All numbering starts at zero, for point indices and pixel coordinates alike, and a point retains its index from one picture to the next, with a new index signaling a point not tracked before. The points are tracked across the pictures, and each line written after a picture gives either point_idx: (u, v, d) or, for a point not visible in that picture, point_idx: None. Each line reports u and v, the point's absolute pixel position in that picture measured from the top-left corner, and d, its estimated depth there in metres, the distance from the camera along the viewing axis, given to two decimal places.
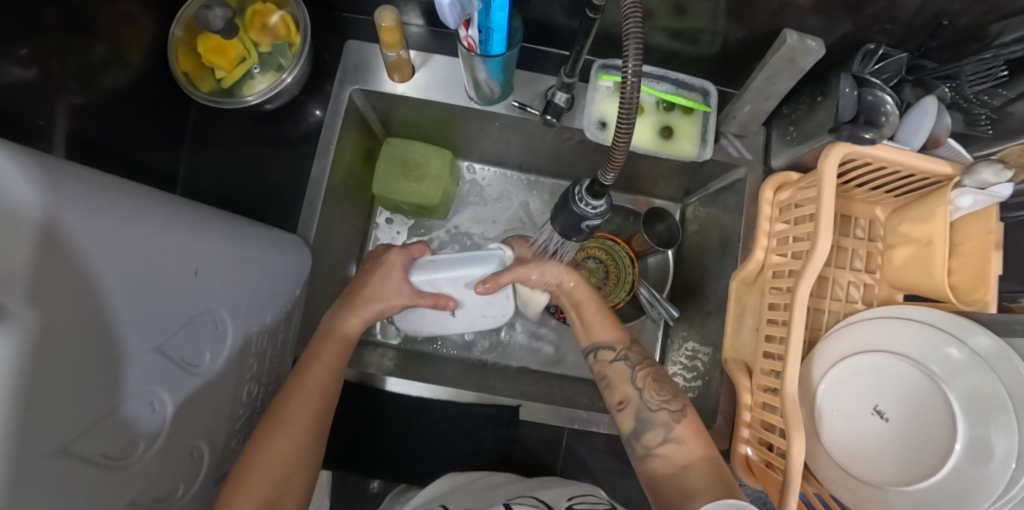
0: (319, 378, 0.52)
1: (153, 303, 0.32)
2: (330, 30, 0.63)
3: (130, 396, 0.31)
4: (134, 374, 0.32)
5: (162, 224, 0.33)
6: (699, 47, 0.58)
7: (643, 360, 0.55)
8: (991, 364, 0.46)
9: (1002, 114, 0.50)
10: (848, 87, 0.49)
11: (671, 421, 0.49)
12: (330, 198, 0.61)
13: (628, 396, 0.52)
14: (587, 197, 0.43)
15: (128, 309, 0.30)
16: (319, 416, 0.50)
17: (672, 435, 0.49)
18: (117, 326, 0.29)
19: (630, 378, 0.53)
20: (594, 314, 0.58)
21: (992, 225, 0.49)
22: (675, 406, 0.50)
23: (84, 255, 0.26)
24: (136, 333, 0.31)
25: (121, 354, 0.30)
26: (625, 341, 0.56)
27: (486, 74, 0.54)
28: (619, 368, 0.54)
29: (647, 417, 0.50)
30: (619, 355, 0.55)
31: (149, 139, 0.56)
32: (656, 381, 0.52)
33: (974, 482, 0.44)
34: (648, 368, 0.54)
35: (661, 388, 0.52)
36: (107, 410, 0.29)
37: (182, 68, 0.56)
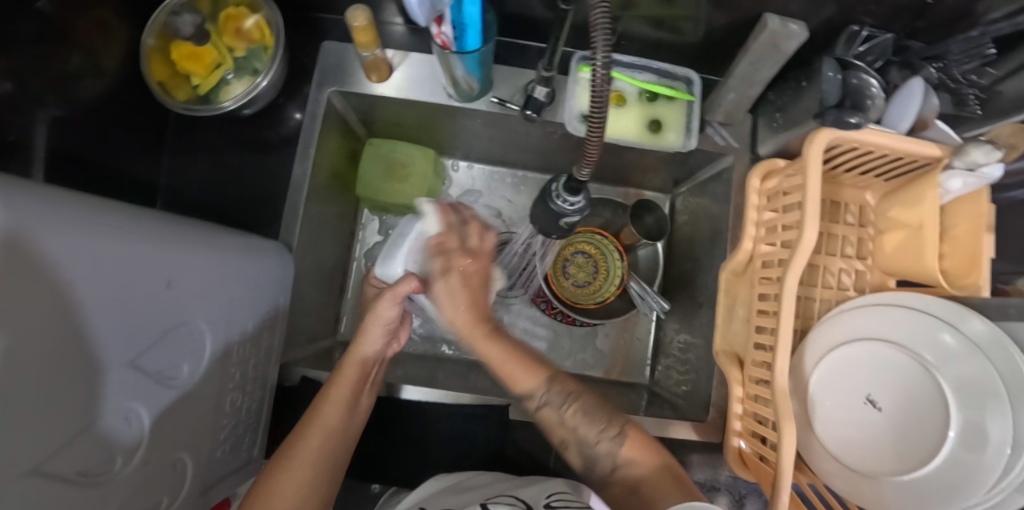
0: (331, 414, 0.50)
1: (125, 317, 0.32)
2: (306, 31, 0.62)
3: (105, 413, 0.31)
4: (107, 391, 0.31)
5: (129, 236, 0.32)
6: (683, 36, 0.57)
7: (566, 398, 0.51)
8: (986, 350, 0.45)
9: (991, 94, 0.48)
10: (831, 71, 0.48)
11: (614, 449, 0.49)
12: (312, 201, 0.60)
13: (566, 437, 0.52)
14: (564, 193, 0.42)
15: (99, 325, 0.29)
16: (332, 456, 0.49)
17: (621, 459, 0.49)
18: (89, 345, 0.29)
19: (560, 422, 0.51)
20: (508, 367, 0.51)
21: (983, 208, 0.48)
22: (609, 432, 0.49)
23: (48, 274, 0.25)
24: (109, 349, 0.31)
25: (94, 371, 0.30)
26: (542, 388, 0.51)
27: (463, 71, 0.53)
28: (548, 415, 0.51)
29: (591, 453, 0.50)
30: (542, 401, 0.51)
31: (128, 148, 0.55)
32: (586, 414, 0.50)
33: (969, 472, 0.43)
34: (576, 404, 0.51)
35: (592, 419, 0.50)
36: (81, 427, 0.29)
37: (157, 77, 0.54)
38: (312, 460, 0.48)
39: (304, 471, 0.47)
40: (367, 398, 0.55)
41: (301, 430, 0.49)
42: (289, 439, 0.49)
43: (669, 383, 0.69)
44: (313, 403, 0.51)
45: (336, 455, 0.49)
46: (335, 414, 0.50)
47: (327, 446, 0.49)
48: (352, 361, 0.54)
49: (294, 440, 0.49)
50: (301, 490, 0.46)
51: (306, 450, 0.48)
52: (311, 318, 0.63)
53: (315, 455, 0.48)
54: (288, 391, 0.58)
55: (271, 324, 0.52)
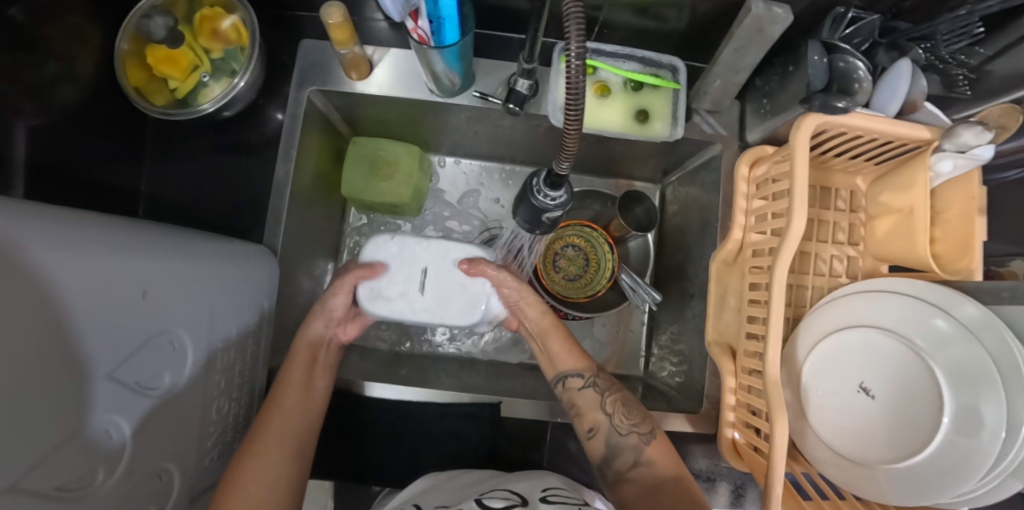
0: (292, 400, 0.51)
1: (100, 328, 0.31)
2: (284, 30, 0.60)
3: (84, 424, 0.31)
4: (86, 402, 0.31)
5: (99, 246, 0.32)
6: (667, 23, 0.56)
7: (610, 386, 0.57)
8: (977, 334, 0.45)
9: (980, 73, 0.47)
10: (817, 55, 0.47)
11: (640, 444, 0.51)
12: (296, 203, 0.60)
13: (598, 422, 0.54)
14: (544, 188, 0.41)
15: (75, 337, 0.29)
16: (296, 447, 0.49)
17: (642, 457, 0.51)
18: (66, 357, 0.28)
19: (598, 405, 0.55)
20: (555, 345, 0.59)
21: (975, 191, 0.47)
22: (643, 428, 0.52)
23: (17, 285, 0.25)
24: (87, 360, 0.30)
25: (73, 382, 0.29)
26: (591, 368, 0.57)
27: (443, 66, 0.52)
28: (587, 396, 0.55)
29: (617, 443, 0.52)
30: (587, 383, 0.56)
31: (108, 155, 0.54)
32: (625, 406, 0.54)
33: (963, 457, 0.43)
34: (617, 395, 0.56)
35: (630, 411, 0.54)
36: (62, 438, 0.29)
37: (134, 83, 0.53)
38: (284, 450, 0.48)
39: (276, 460, 0.47)
40: (323, 380, 0.55)
41: (268, 418, 0.49)
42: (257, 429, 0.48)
43: (663, 374, 0.69)
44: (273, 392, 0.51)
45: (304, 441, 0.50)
46: (296, 399, 0.51)
47: (295, 434, 0.49)
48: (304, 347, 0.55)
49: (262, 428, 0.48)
50: (273, 482, 0.46)
51: (266, 443, 0.47)
52: (300, 321, 0.63)
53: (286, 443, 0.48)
54: None
55: (257, 329, 0.52)
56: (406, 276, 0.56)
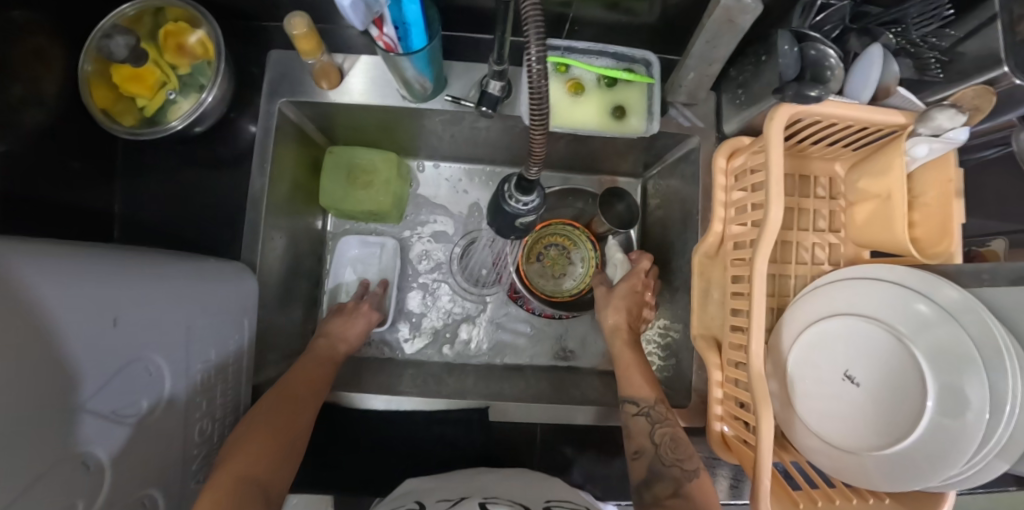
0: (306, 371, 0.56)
1: (70, 357, 0.31)
2: (251, 42, 0.60)
3: (62, 455, 0.30)
4: (63, 434, 0.30)
5: (64, 275, 0.31)
6: (638, 17, 0.55)
7: (668, 419, 0.52)
8: (957, 316, 0.45)
9: (951, 56, 0.47)
10: (787, 44, 0.46)
11: (683, 479, 0.47)
12: (274, 215, 0.59)
13: (643, 448, 0.50)
14: (516, 194, 0.40)
15: (48, 370, 0.29)
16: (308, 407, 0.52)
17: (684, 489, 0.46)
18: (41, 390, 0.28)
19: (649, 432, 0.51)
20: (632, 369, 0.57)
21: (952, 173, 0.47)
22: (689, 466, 0.48)
23: None
24: (64, 390, 0.30)
25: (51, 413, 0.29)
26: (651, 398, 0.53)
27: (414, 72, 0.52)
28: (640, 423, 0.52)
29: (659, 471, 0.48)
30: (642, 411, 0.53)
31: (80, 178, 0.53)
32: (674, 440, 0.50)
33: (950, 441, 0.43)
34: (670, 429, 0.51)
35: (677, 447, 0.50)
36: (41, 469, 0.29)
37: (101, 105, 0.52)
38: (296, 413, 0.50)
39: (294, 418, 0.50)
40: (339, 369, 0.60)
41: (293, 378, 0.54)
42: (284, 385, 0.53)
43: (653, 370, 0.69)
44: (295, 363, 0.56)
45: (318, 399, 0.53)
46: (314, 371, 0.56)
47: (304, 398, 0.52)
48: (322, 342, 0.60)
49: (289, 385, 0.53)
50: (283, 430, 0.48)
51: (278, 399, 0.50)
52: (285, 335, 0.63)
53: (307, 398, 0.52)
54: None
55: (239, 347, 0.51)
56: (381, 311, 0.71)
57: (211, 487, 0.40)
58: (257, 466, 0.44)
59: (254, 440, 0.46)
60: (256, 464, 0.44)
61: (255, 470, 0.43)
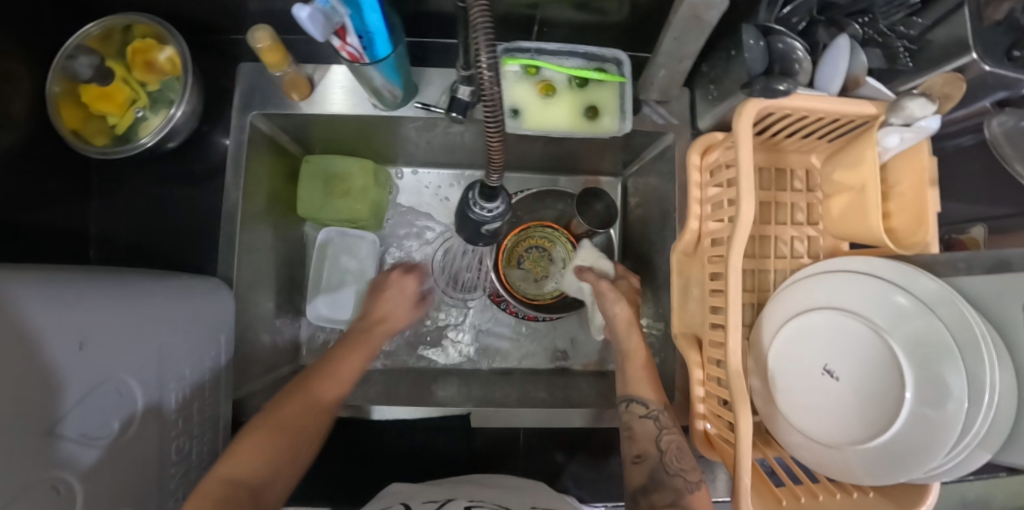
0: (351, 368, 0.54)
1: (37, 380, 0.30)
2: (222, 56, 0.60)
3: (35, 480, 0.30)
4: (33, 457, 0.30)
5: (25, 298, 0.31)
6: (608, 16, 0.55)
7: (674, 425, 0.52)
8: (934, 307, 0.44)
9: (921, 44, 0.46)
10: (753, 38, 0.45)
11: (684, 490, 0.46)
12: (250, 228, 0.59)
13: (647, 453, 0.49)
14: (480, 200, 0.40)
15: (16, 393, 0.28)
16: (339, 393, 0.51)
17: (684, 500, 0.45)
18: (9, 413, 0.28)
19: (655, 438, 0.50)
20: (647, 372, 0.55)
21: (925, 161, 0.46)
22: (692, 478, 0.48)
23: None
24: (36, 412, 0.30)
25: (24, 435, 0.29)
26: (662, 403, 0.52)
27: (381, 79, 0.51)
28: (646, 426, 0.51)
29: (661, 479, 0.48)
30: (650, 414, 0.52)
31: (52, 199, 0.53)
32: (679, 448, 0.49)
33: (928, 434, 0.42)
34: (677, 435, 0.51)
35: (682, 456, 0.49)
36: (16, 492, 0.28)
37: (71, 126, 0.53)
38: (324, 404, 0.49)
39: (321, 407, 0.49)
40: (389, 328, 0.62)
41: (308, 377, 0.51)
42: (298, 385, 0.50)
43: None
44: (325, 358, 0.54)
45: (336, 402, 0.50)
46: (354, 369, 0.54)
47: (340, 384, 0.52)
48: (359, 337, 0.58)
49: (304, 384, 0.50)
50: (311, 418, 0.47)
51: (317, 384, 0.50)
52: (267, 348, 0.62)
53: (326, 399, 0.49)
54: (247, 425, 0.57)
55: (216, 362, 0.51)
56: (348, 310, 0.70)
57: (207, 492, 0.37)
58: (263, 472, 0.41)
59: (264, 443, 0.43)
60: (263, 470, 0.41)
61: (258, 476, 0.41)
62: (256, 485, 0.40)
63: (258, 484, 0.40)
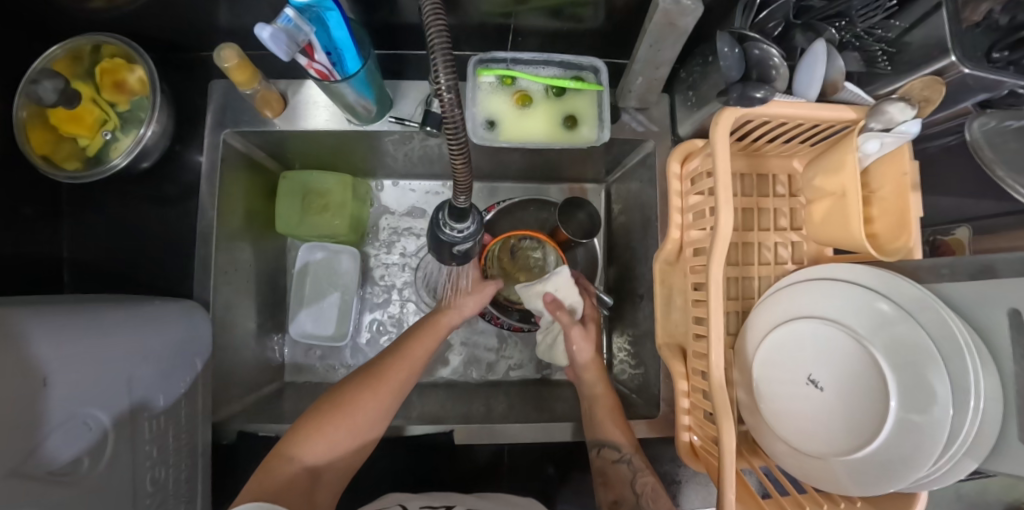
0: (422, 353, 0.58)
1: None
2: (193, 74, 0.59)
3: None
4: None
5: None
6: (583, 24, 0.54)
7: (646, 465, 0.53)
8: (917, 315, 0.43)
9: (899, 46, 0.45)
10: (728, 46, 0.45)
11: None
12: (226, 247, 0.58)
13: (623, 497, 0.51)
14: (451, 221, 0.39)
15: None
16: (403, 383, 0.55)
17: None
18: None
19: (630, 481, 0.52)
20: (612, 416, 0.55)
21: (906, 166, 0.46)
22: None
23: None
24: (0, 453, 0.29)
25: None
26: (631, 445, 0.53)
27: (354, 95, 0.50)
28: (620, 472, 0.52)
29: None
30: (623, 458, 0.53)
31: (20, 225, 0.52)
32: (654, 490, 0.51)
33: (912, 444, 0.41)
34: (651, 476, 0.52)
35: (658, 497, 0.50)
36: None
37: (40, 152, 0.52)
38: (390, 395, 0.53)
39: (386, 399, 0.53)
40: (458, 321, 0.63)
41: (379, 363, 0.56)
42: (378, 366, 0.56)
43: (626, 376, 0.68)
44: (408, 340, 0.59)
45: (403, 390, 0.55)
46: (420, 359, 0.58)
47: (405, 377, 0.56)
48: (440, 321, 0.61)
49: (373, 369, 0.55)
50: (375, 412, 0.52)
51: (385, 376, 0.54)
52: (248, 367, 0.62)
53: (391, 387, 0.54)
54: (228, 449, 0.56)
55: (194, 386, 0.50)
56: (331, 325, 0.69)
57: (276, 467, 0.45)
58: (323, 454, 0.48)
59: (329, 429, 0.49)
60: (324, 453, 0.48)
61: (318, 458, 0.48)
62: (314, 467, 0.47)
63: (316, 465, 0.48)
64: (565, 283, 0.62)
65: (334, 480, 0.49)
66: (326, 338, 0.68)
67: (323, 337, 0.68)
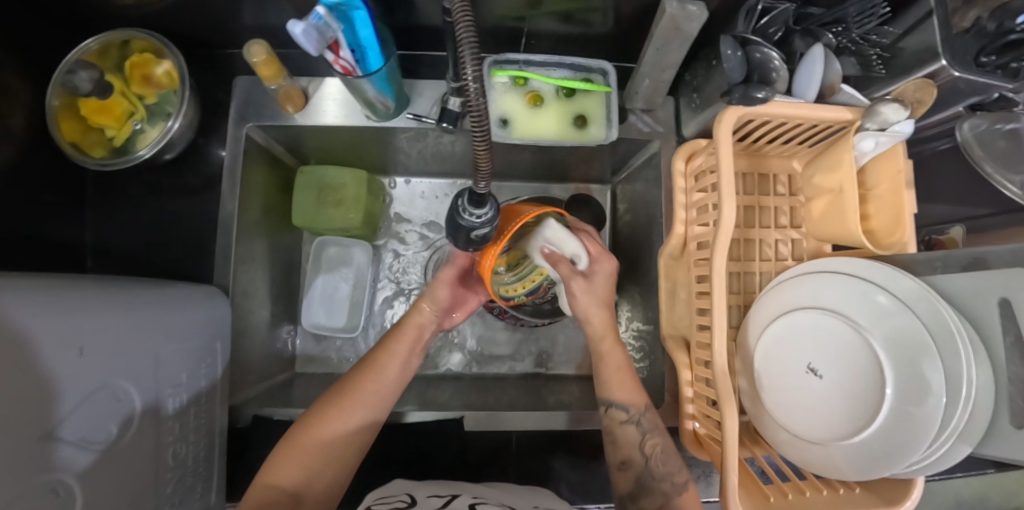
0: (393, 371, 0.57)
1: (43, 381, 0.31)
2: (216, 70, 0.61)
3: (32, 482, 0.30)
4: (34, 459, 0.31)
5: (31, 302, 0.32)
6: (592, 28, 0.56)
7: (655, 427, 0.55)
8: (914, 306, 0.45)
9: (894, 51, 0.48)
10: (730, 49, 0.47)
11: (672, 492, 0.51)
12: (245, 237, 0.60)
13: (632, 459, 0.53)
14: (470, 206, 0.41)
15: (21, 391, 0.29)
16: (380, 397, 0.55)
17: (674, 502, 0.51)
18: (12, 411, 0.29)
19: (638, 443, 0.54)
20: (624, 377, 0.56)
21: (900, 165, 0.48)
22: (678, 479, 0.52)
23: None
24: (37, 415, 0.31)
25: (23, 437, 0.30)
26: (640, 407, 0.54)
27: (374, 91, 0.53)
28: (628, 433, 0.54)
29: (648, 483, 0.52)
30: (631, 418, 0.54)
31: (48, 210, 0.54)
32: (664, 452, 0.53)
33: (908, 427, 0.43)
34: (658, 438, 0.54)
35: (667, 459, 0.53)
36: (16, 492, 0.29)
37: (69, 138, 0.54)
38: (363, 409, 0.54)
39: (358, 415, 0.53)
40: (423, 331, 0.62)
41: (348, 380, 0.56)
42: (344, 385, 0.55)
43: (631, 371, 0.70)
44: (377, 357, 0.57)
45: (377, 404, 0.55)
46: (393, 374, 0.57)
47: (379, 393, 0.55)
48: (408, 326, 0.61)
49: (344, 387, 0.55)
50: (348, 429, 0.52)
51: (356, 393, 0.54)
52: (262, 355, 0.63)
53: (362, 403, 0.54)
54: (242, 432, 0.57)
55: (213, 368, 0.52)
56: (344, 318, 0.71)
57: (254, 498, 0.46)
58: (302, 474, 0.49)
59: (302, 452, 0.50)
60: (301, 479, 0.48)
61: (297, 481, 0.48)
62: (295, 490, 0.48)
63: (297, 486, 0.48)
64: (561, 235, 0.54)
65: (317, 501, 0.49)
66: (340, 330, 0.70)
67: (337, 329, 0.70)
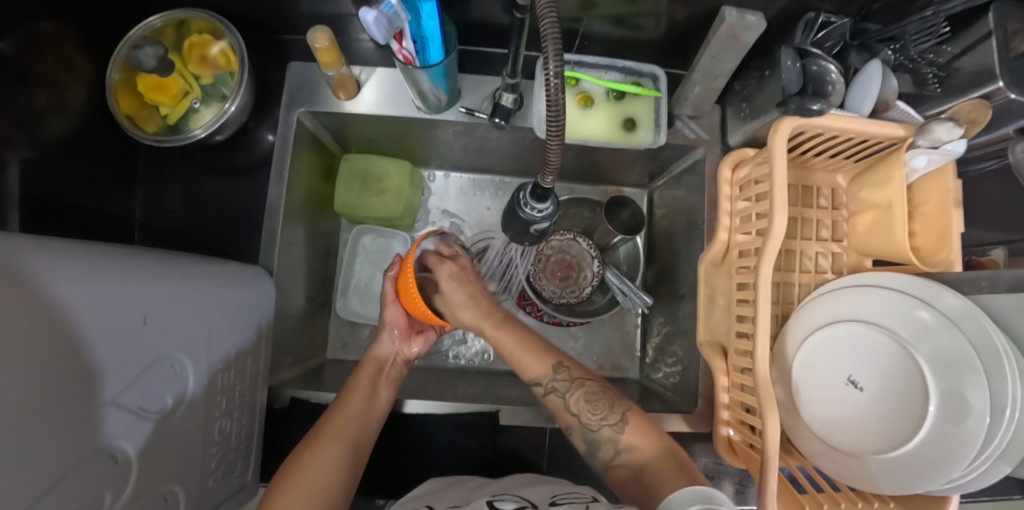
0: (360, 403, 0.54)
1: (110, 348, 0.32)
2: (270, 54, 0.62)
3: (93, 447, 0.30)
4: (97, 425, 0.31)
5: (104, 268, 0.33)
6: (644, 32, 0.57)
7: (573, 383, 0.54)
8: (958, 323, 0.45)
9: (949, 71, 0.48)
10: (790, 60, 0.49)
11: (614, 435, 0.49)
12: (290, 221, 0.61)
13: (571, 424, 0.53)
14: (532, 201, 0.43)
15: (90, 358, 0.30)
16: (358, 429, 0.52)
17: (622, 444, 0.49)
18: (82, 376, 0.29)
19: (566, 407, 0.53)
20: (521, 353, 0.57)
21: (950, 184, 0.49)
22: (615, 420, 0.50)
23: (35, 298, 0.26)
24: (104, 381, 0.31)
25: (90, 402, 0.30)
26: (548, 372, 0.55)
27: (430, 84, 0.53)
28: (551, 401, 0.54)
29: (593, 439, 0.51)
30: (550, 387, 0.54)
31: (101, 183, 0.55)
32: (591, 402, 0.52)
33: (951, 445, 0.43)
34: (579, 391, 0.53)
35: (594, 406, 0.52)
36: (73, 460, 0.29)
37: (125, 113, 0.54)
38: (341, 442, 0.50)
39: (335, 451, 0.49)
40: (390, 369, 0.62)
41: (318, 427, 0.52)
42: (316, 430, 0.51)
43: (660, 374, 0.70)
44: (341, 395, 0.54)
45: (355, 438, 0.51)
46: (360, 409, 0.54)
47: (355, 426, 0.52)
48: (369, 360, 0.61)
49: (317, 433, 0.51)
50: (330, 467, 0.47)
51: (331, 427, 0.50)
52: (298, 338, 0.64)
53: (337, 439, 0.50)
54: (280, 413, 0.58)
55: (256, 348, 0.52)
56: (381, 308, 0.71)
57: None
58: None
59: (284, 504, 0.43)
60: None
61: None
62: None
63: None
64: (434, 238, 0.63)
65: None
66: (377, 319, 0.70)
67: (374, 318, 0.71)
